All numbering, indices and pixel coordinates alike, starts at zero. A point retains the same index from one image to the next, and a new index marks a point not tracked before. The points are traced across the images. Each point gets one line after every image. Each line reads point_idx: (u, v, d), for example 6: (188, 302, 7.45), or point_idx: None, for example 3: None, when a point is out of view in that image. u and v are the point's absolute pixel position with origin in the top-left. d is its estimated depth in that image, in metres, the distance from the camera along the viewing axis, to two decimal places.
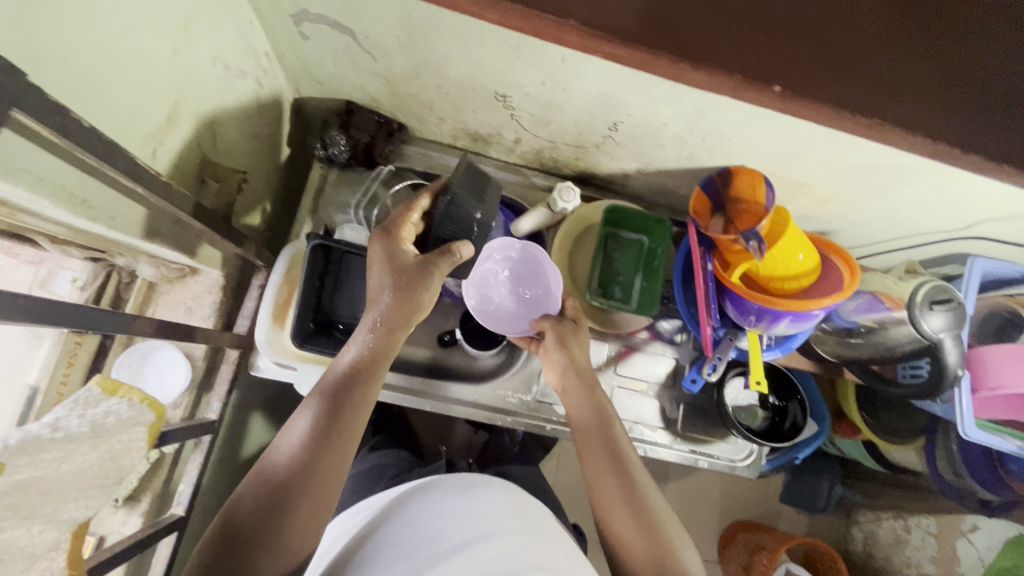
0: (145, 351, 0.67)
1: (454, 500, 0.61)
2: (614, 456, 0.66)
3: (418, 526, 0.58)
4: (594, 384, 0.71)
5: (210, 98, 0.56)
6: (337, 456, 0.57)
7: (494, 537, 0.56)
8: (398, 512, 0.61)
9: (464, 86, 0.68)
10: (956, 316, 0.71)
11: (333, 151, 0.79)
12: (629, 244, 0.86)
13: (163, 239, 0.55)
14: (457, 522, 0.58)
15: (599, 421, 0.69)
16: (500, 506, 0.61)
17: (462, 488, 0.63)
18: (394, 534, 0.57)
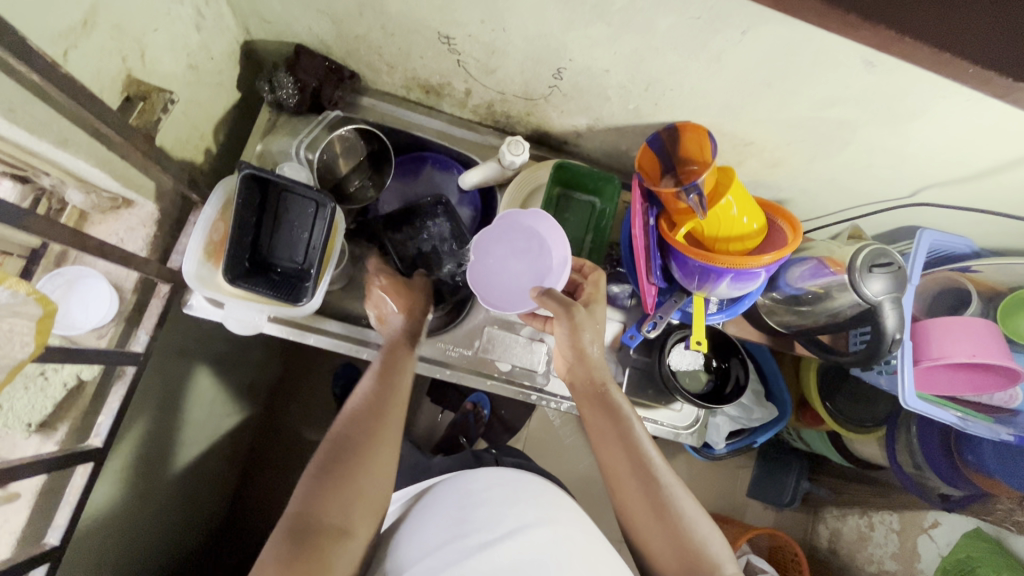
0: (71, 277, 0.66)
1: (498, 489, 0.70)
2: (617, 423, 0.67)
3: (460, 512, 0.67)
4: (591, 357, 0.70)
5: (138, 14, 0.56)
6: (400, 410, 0.67)
7: (535, 525, 0.66)
8: (449, 499, 0.70)
9: (408, 25, 0.68)
10: (896, 280, 0.71)
11: (280, 95, 0.78)
12: (582, 205, 0.86)
13: (80, 150, 0.54)
14: (498, 511, 0.67)
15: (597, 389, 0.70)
16: (536, 495, 0.71)
17: (504, 478, 0.72)
18: (440, 516, 0.68)
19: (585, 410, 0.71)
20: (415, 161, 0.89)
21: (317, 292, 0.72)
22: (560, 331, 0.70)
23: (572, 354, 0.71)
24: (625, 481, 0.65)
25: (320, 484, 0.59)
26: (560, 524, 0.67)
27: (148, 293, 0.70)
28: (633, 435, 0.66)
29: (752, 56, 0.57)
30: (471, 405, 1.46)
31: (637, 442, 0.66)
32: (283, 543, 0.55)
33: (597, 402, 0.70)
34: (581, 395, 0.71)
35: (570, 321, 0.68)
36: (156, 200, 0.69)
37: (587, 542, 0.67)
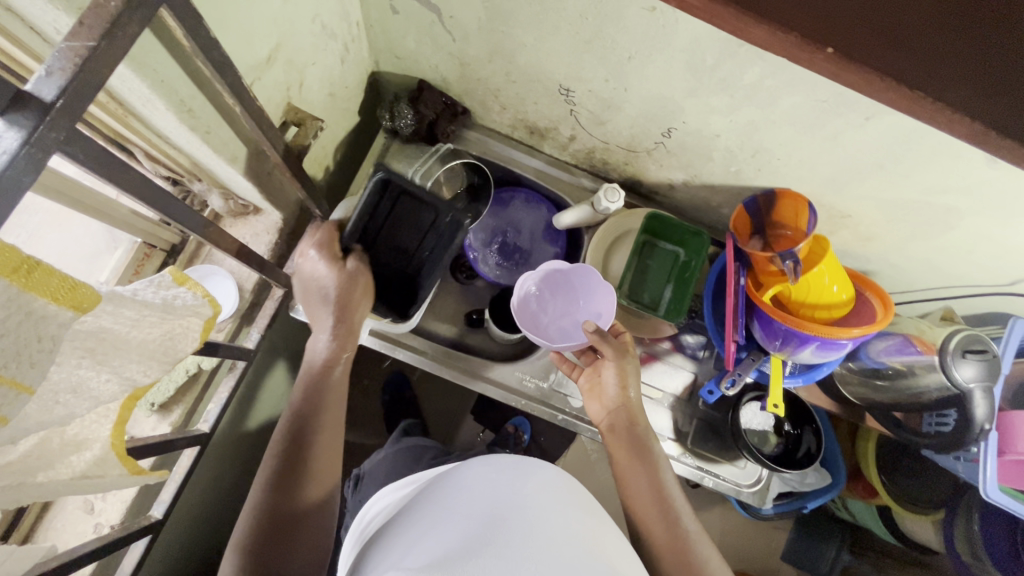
0: (203, 273, 0.72)
1: (513, 472, 0.56)
2: (645, 461, 0.72)
3: (475, 502, 0.52)
4: (633, 401, 0.75)
5: (304, 48, 0.63)
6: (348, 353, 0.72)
7: (536, 512, 0.51)
8: (464, 480, 0.57)
9: (532, 75, 0.72)
10: (989, 367, 0.71)
11: (398, 123, 0.84)
12: (665, 254, 0.88)
13: (241, 166, 0.60)
14: (513, 492, 0.53)
15: (633, 432, 0.74)
16: (556, 490, 0.56)
17: (520, 462, 0.58)
18: (449, 506, 0.53)
19: (614, 448, 0.74)
20: (509, 194, 0.93)
21: (414, 314, 0.77)
22: (609, 368, 0.75)
23: (614, 395, 0.75)
24: (646, 509, 0.70)
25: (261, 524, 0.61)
26: (564, 515, 0.52)
27: (262, 294, 0.76)
28: (659, 473, 0.72)
29: (872, 139, 0.59)
30: (512, 428, 1.47)
31: (661, 479, 0.71)
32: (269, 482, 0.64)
33: (624, 436, 0.74)
34: (617, 435, 0.75)
35: (619, 369, 0.74)
36: (281, 211, 0.76)
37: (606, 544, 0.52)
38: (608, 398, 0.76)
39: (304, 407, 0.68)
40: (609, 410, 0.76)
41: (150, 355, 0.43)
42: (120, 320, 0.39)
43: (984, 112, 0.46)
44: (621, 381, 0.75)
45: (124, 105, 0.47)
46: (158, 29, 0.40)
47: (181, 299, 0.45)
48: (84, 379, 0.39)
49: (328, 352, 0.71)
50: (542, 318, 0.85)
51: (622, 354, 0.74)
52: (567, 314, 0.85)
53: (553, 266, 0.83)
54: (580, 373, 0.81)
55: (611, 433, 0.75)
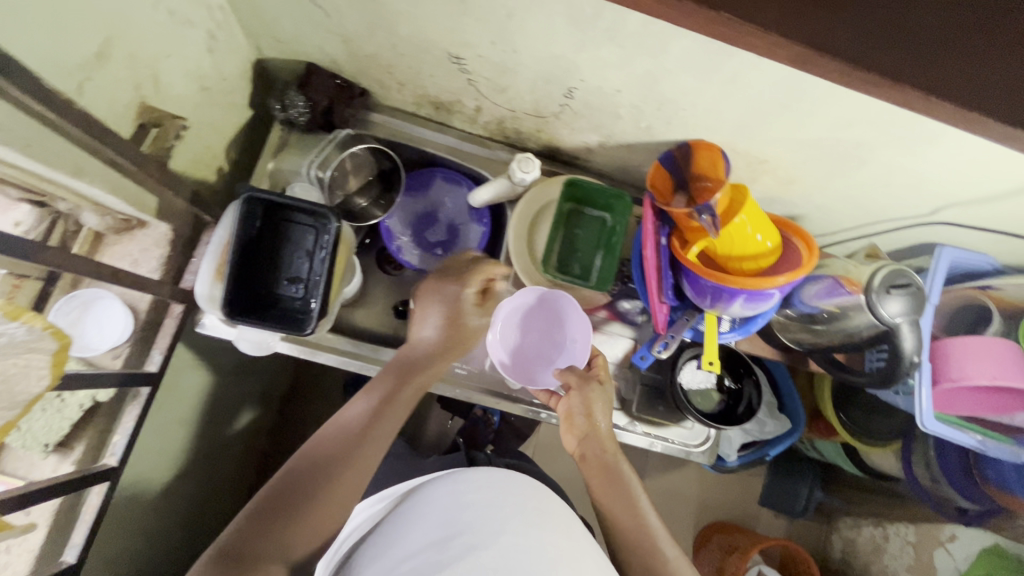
0: (87, 299, 0.66)
1: (489, 492, 0.67)
2: (620, 490, 0.74)
3: (451, 509, 0.65)
4: (602, 429, 0.76)
5: (150, 40, 0.56)
6: (407, 404, 0.71)
7: (510, 531, 0.63)
8: (445, 504, 0.66)
9: (418, 45, 0.67)
10: (914, 300, 0.70)
11: (292, 114, 0.78)
12: (593, 220, 0.85)
13: (94, 179, 0.54)
14: (490, 514, 0.64)
15: (603, 461, 0.76)
16: (523, 503, 0.67)
17: (496, 482, 0.69)
18: (429, 513, 0.66)
19: (590, 473, 0.77)
20: (426, 175, 0.89)
21: (327, 315, 0.72)
22: (573, 403, 0.77)
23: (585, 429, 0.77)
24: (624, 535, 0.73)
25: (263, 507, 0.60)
26: (529, 527, 0.64)
27: (161, 313, 0.71)
28: (633, 498, 0.74)
29: (769, 79, 0.56)
30: (483, 412, 1.42)
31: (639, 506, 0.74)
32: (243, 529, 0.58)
33: (600, 467, 0.76)
34: (590, 464, 0.77)
35: (584, 398, 0.76)
36: (170, 221, 0.69)
37: (565, 543, 0.64)
38: (579, 430, 0.78)
39: (336, 448, 0.65)
40: (581, 440, 0.78)
41: None
42: None
43: (806, 34, 0.46)
44: (588, 411, 0.76)
45: None
46: None
47: (6, 335, 0.42)
48: None
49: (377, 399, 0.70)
50: (516, 345, 0.81)
51: (587, 383, 0.77)
52: (539, 338, 0.82)
53: (529, 296, 0.80)
54: (557, 403, 0.80)
55: (584, 462, 0.77)
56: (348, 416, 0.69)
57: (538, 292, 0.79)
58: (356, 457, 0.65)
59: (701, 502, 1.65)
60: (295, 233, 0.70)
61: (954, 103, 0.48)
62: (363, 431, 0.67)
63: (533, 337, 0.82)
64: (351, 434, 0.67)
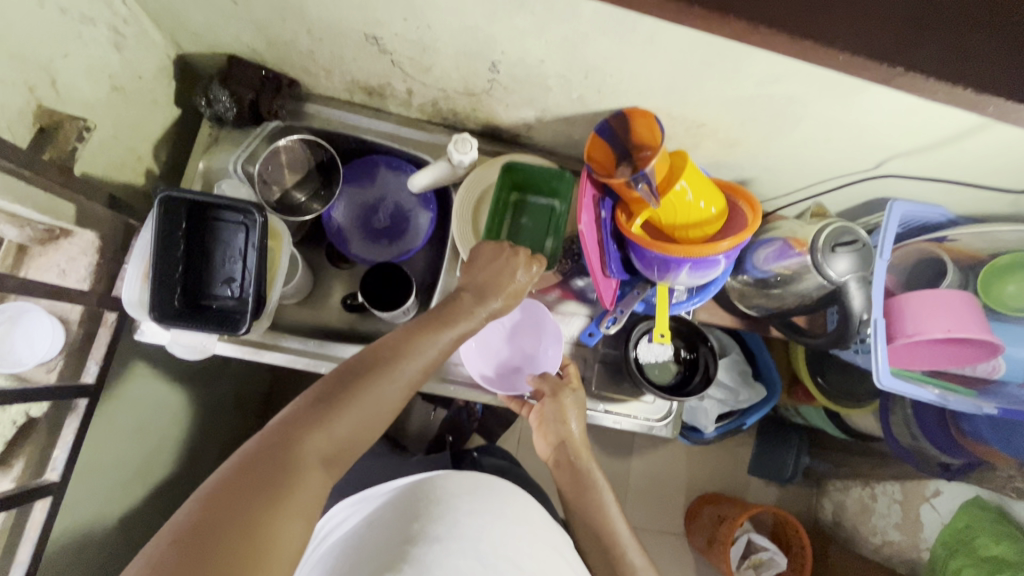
0: (13, 314, 0.63)
1: (467, 500, 0.67)
2: (590, 495, 0.76)
3: (423, 517, 0.63)
4: (574, 437, 0.77)
5: (40, 40, 0.54)
6: (387, 397, 0.56)
7: (486, 539, 0.62)
8: (418, 507, 0.65)
9: (332, 28, 0.65)
10: (861, 257, 0.69)
11: (218, 109, 0.76)
12: (539, 208, 0.83)
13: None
14: (468, 521, 0.63)
15: (574, 467, 0.78)
16: (499, 511, 0.67)
17: (472, 490, 0.69)
18: (399, 520, 0.63)
19: (561, 478, 0.79)
20: (368, 164, 0.87)
21: (264, 314, 0.71)
22: (546, 410, 0.78)
23: (557, 437, 0.78)
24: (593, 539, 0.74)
25: (214, 501, 0.45)
26: (511, 538, 0.64)
27: (95, 323, 0.70)
28: (602, 504, 0.76)
29: (685, 37, 0.54)
30: (463, 402, 1.39)
31: (608, 513, 0.75)
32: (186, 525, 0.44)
33: (571, 472, 0.78)
34: (562, 468, 0.79)
35: (557, 406, 0.77)
36: (95, 228, 0.68)
37: (543, 556, 0.65)
38: (552, 437, 0.79)
39: (302, 431, 0.51)
40: (554, 446, 0.79)
41: None
42: None
43: None
44: (560, 418, 0.77)
45: None
46: None
47: None
48: None
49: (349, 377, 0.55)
50: (498, 358, 0.81)
51: (560, 389, 0.77)
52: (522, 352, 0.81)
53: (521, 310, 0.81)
54: (529, 411, 0.81)
55: (557, 468, 0.80)
56: (305, 406, 0.53)
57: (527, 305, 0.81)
58: (337, 435, 0.52)
59: (690, 475, 1.65)
60: (226, 233, 0.68)
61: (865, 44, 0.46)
62: (348, 401, 0.53)
63: (516, 350, 0.81)
64: (333, 407, 0.53)
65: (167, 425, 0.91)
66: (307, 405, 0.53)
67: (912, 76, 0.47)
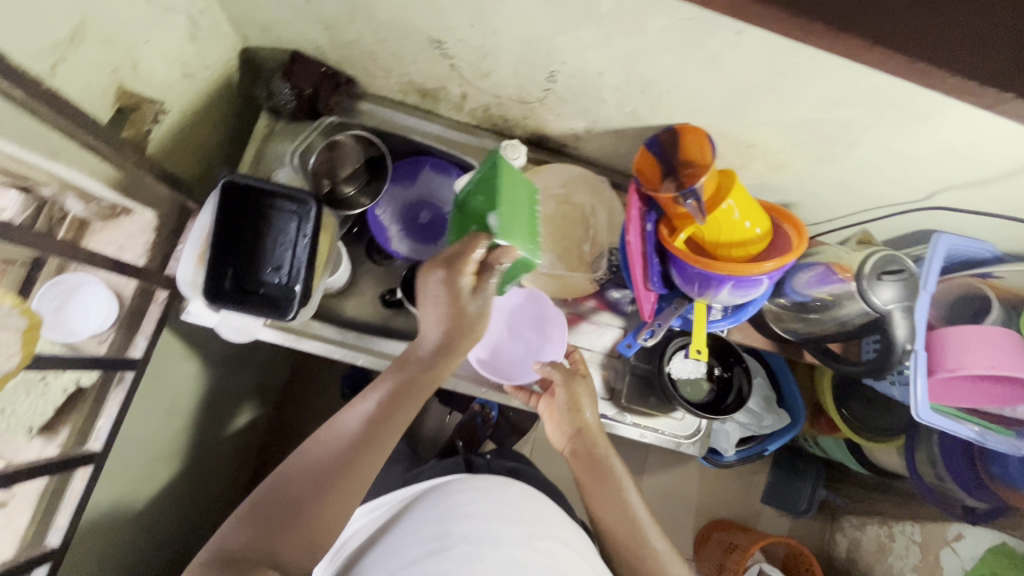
0: (71, 285, 0.65)
1: (481, 502, 0.66)
2: (610, 485, 0.75)
3: (440, 524, 0.63)
4: (588, 424, 0.76)
5: (130, 25, 0.57)
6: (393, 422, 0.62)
7: (506, 544, 0.62)
8: (432, 509, 0.66)
9: (399, 30, 0.67)
10: (907, 286, 0.69)
11: (278, 101, 0.78)
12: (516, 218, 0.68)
13: (72, 162, 0.55)
14: (483, 527, 0.63)
15: (593, 458, 0.76)
16: (518, 512, 0.66)
17: (489, 491, 0.68)
18: (418, 529, 0.63)
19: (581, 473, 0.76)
20: (414, 164, 0.88)
21: (311, 301, 0.73)
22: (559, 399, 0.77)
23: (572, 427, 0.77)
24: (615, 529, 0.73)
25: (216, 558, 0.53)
26: (530, 539, 0.63)
27: (146, 300, 0.71)
28: (622, 491, 0.74)
29: (752, 57, 0.55)
30: (478, 407, 1.39)
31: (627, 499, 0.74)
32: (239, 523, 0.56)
33: (586, 462, 0.76)
34: (580, 459, 0.77)
35: (570, 393, 0.77)
36: (154, 208, 0.70)
37: (562, 553, 0.64)
38: (568, 425, 0.77)
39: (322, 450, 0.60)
40: (569, 436, 0.78)
41: None
42: None
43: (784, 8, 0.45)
44: (574, 406, 0.77)
45: None
46: None
47: None
48: None
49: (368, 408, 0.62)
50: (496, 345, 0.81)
51: (570, 377, 0.77)
52: (521, 339, 0.82)
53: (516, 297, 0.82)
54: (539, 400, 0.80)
55: (574, 458, 0.78)
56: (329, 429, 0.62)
57: (528, 292, 0.82)
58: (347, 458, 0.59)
59: (702, 499, 1.63)
60: (279, 222, 0.70)
61: (945, 73, 0.46)
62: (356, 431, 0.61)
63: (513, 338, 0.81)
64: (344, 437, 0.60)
65: (197, 407, 0.93)
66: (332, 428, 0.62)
67: (1009, 102, 0.47)
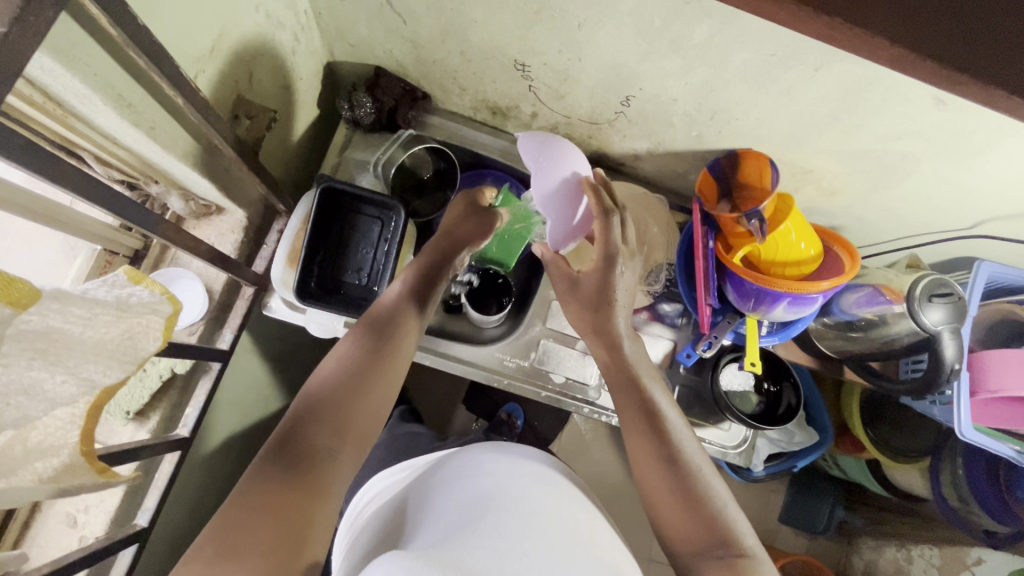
0: (170, 276, 0.71)
1: (503, 462, 0.60)
2: (664, 436, 0.63)
3: (464, 484, 0.56)
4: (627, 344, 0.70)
5: (251, 40, 0.62)
6: (392, 353, 0.62)
7: (529, 500, 0.54)
8: (448, 471, 0.60)
9: (486, 53, 0.72)
10: (955, 310, 0.72)
11: (359, 113, 0.82)
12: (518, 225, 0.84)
13: (194, 163, 0.59)
14: (512, 484, 0.56)
15: (647, 404, 0.66)
16: (541, 477, 0.60)
17: (511, 456, 0.63)
18: (448, 492, 0.55)
19: (625, 419, 0.66)
20: (477, 176, 0.92)
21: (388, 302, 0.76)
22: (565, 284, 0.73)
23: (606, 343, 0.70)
24: (662, 487, 0.61)
25: (236, 517, 0.45)
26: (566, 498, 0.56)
27: (232, 295, 0.75)
28: (681, 446, 0.62)
29: (825, 91, 0.60)
30: (506, 415, 1.38)
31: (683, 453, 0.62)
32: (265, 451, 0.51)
33: (642, 408, 0.65)
34: (629, 406, 0.66)
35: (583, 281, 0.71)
36: (245, 208, 0.74)
37: (586, 520, 0.56)
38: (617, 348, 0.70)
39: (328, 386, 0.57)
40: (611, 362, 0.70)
41: (108, 351, 0.41)
42: (70, 319, 0.38)
43: None
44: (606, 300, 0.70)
45: (62, 104, 0.46)
46: (89, 26, 0.40)
47: (135, 296, 0.44)
48: (38, 382, 0.37)
49: (360, 347, 0.61)
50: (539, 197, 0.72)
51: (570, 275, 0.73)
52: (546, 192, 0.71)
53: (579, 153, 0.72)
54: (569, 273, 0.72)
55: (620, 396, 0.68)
56: (328, 365, 0.60)
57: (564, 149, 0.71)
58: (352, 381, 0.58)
59: None
60: (361, 225, 0.74)
61: None
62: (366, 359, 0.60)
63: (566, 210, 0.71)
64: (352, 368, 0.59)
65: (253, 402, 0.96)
66: (334, 366, 0.59)
67: None
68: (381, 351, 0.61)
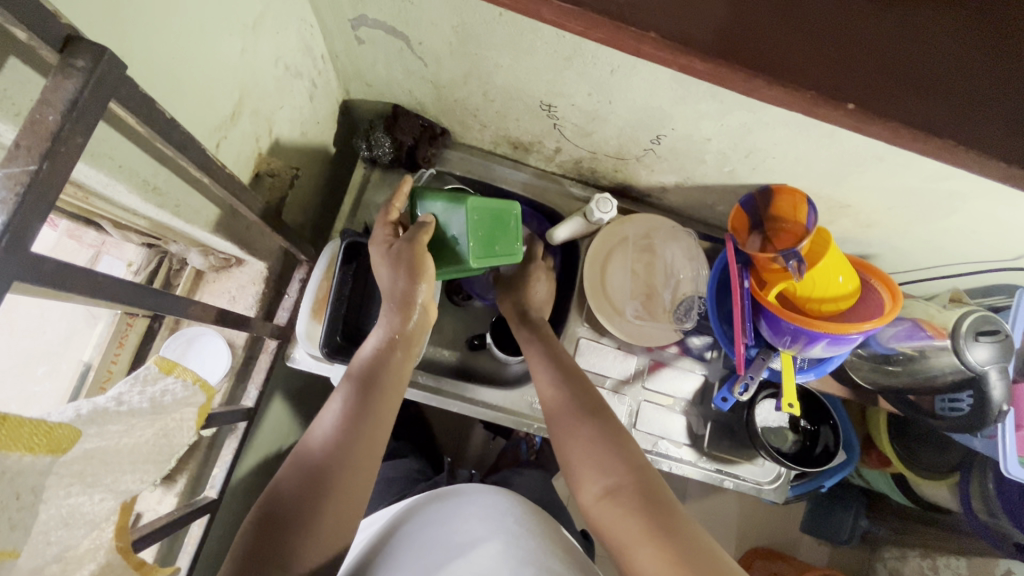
0: (190, 336, 0.69)
1: (473, 509, 0.60)
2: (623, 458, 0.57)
3: (446, 539, 0.57)
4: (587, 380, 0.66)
5: (271, 94, 0.60)
6: (381, 411, 0.57)
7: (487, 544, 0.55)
8: (433, 516, 0.61)
9: (511, 94, 0.69)
10: (1002, 348, 0.70)
11: (377, 152, 0.80)
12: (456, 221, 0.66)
13: (216, 227, 0.57)
14: (476, 533, 0.57)
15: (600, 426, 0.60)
16: (499, 512, 0.61)
17: (474, 495, 0.63)
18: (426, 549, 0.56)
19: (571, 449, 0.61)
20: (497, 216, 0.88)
21: None
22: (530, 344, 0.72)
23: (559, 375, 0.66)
24: (625, 517, 0.54)
25: None
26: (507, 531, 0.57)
27: (254, 348, 0.73)
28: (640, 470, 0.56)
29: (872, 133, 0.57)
30: (524, 432, 1.33)
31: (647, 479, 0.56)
32: (245, 544, 0.48)
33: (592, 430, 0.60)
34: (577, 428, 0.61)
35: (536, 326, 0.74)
36: (265, 259, 0.72)
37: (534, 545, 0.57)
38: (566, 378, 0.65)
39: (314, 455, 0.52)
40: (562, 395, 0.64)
41: (143, 456, 0.39)
42: (108, 435, 0.36)
43: (928, 103, 0.46)
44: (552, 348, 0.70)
45: (83, 187, 0.44)
46: (111, 117, 0.38)
47: (168, 393, 0.42)
48: (76, 507, 0.35)
49: (345, 409, 0.55)
50: None
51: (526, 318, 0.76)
52: None
53: None
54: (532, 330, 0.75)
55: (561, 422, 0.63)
56: (314, 430, 0.55)
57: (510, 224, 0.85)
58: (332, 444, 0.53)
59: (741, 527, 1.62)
60: None
61: None
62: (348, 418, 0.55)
63: None
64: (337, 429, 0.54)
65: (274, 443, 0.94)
66: (320, 430, 0.54)
67: None
68: (366, 412, 0.55)
